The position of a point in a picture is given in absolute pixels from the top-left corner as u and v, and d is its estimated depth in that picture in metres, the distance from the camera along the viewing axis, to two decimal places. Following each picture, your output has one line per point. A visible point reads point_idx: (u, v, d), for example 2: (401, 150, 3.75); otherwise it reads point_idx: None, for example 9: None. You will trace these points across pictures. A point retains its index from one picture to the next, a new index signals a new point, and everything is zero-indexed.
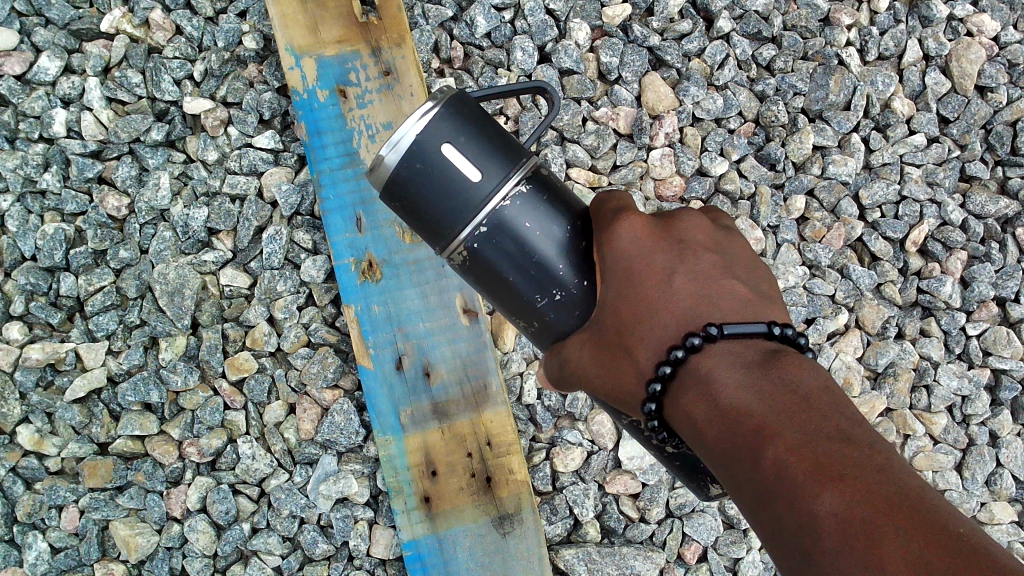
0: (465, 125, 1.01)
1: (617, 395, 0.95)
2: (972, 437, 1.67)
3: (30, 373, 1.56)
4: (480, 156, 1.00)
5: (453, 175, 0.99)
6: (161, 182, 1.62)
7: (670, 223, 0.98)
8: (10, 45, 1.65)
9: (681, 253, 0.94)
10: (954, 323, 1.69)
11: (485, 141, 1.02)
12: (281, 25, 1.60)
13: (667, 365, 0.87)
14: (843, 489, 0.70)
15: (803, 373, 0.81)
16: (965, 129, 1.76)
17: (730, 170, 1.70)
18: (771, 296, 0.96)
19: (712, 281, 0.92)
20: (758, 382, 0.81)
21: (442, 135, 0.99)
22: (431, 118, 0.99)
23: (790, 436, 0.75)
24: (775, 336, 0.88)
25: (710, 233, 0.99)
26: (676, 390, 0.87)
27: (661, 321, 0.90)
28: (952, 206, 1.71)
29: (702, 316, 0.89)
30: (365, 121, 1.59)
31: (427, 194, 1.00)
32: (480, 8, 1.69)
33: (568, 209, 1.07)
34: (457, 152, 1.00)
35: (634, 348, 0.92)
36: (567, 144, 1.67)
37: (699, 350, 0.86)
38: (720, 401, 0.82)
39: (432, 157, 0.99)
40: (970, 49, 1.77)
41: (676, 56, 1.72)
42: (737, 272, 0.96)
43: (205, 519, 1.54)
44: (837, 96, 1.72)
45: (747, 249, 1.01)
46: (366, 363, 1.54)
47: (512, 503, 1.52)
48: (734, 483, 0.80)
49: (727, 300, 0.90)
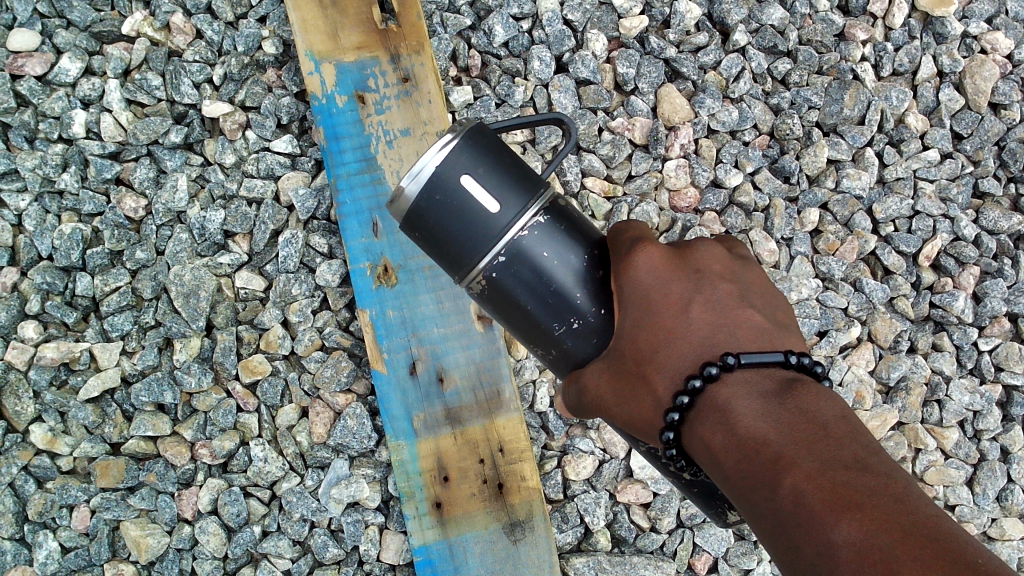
0: (485, 157, 1.02)
1: (635, 424, 0.94)
2: (983, 452, 1.67)
3: (44, 372, 1.56)
4: (499, 188, 1.01)
5: (472, 207, 1.00)
6: (178, 184, 1.63)
7: (686, 252, 0.97)
8: (33, 47, 1.67)
9: (697, 282, 0.94)
10: (966, 338, 1.69)
11: (504, 173, 1.02)
12: (301, 29, 1.60)
13: (685, 396, 0.87)
14: (860, 519, 0.70)
15: (820, 402, 0.81)
16: (978, 145, 1.77)
17: (745, 181, 1.71)
18: (787, 326, 0.95)
19: (728, 310, 0.92)
20: (775, 411, 0.81)
21: (462, 167, 1.00)
22: (450, 150, 1.00)
23: (808, 466, 0.75)
24: (791, 364, 0.87)
25: (725, 261, 0.98)
26: (694, 419, 0.87)
27: (679, 351, 0.90)
28: (965, 222, 1.72)
29: (718, 345, 0.88)
30: (383, 127, 1.60)
31: (446, 225, 1.01)
32: (499, 17, 1.70)
33: (585, 238, 1.07)
34: (477, 184, 1.00)
35: (652, 378, 0.91)
36: (583, 154, 1.68)
37: (717, 380, 0.86)
38: (737, 431, 0.82)
39: (451, 189, 1.00)
40: (984, 66, 1.78)
41: (693, 69, 1.73)
42: (753, 301, 0.95)
43: (215, 521, 1.54)
44: (852, 110, 1.74)
45: (762, 278, 1.00)
46: (380, 367, 1.54)
47: (524, 510, 1.52)
48: (752, 512, 0.80)
49: (744, 329, 0.90)
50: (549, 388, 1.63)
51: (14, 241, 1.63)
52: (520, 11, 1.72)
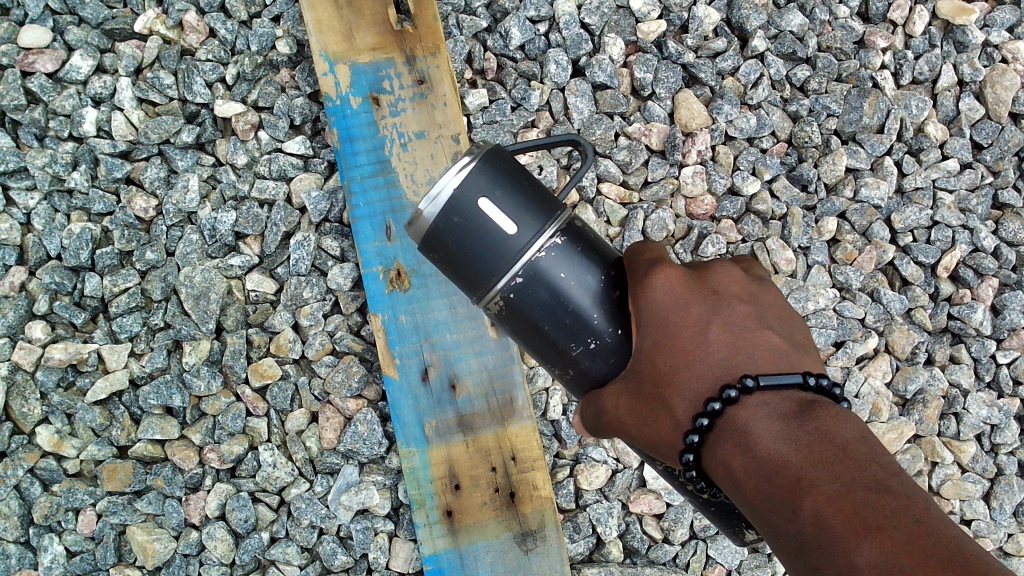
0: (502, 179, 1.00)
1: (654, 446, 0.91)
2: (1000, 466, 1.66)
3: (51, 373, 1.54)
4: (516, 210, 0.99)
5: (489, 230, 0.98)
6: (190, 185, 1.61)
7: (702, 273, 0.94)
8: (44, 44, 1.65)
9: (714, 303, 0.91)
10: (984, 351, 1.67)
11: (521, 195, 1.00)
12: (315, 29, 1.58)
13: (704, 418, 0.84)
14: (882, 540, 0.68)
15: (840, 423, 0.78)
16: (999, 156, 1.75)
17: (762, 189, 1.69)
18: (806, 347, 0.92)
19: (747, 332, 0.89)
20: (795, 433, 0.78)
21: (479, 190, 0.98)
22: (468, 172, 0.98)
23: (828, 487, 0.73)
24: (810, 386, 0.85)
25: (743, 283, 0.95)
26: (714, 441, 0.84)
27: (697, 372, 0.87)
28: (984, 233, 1.70)
29: (738, 367, 0.86)
30: (398, 129, 1.58)
31: (464, 248, 0.99)
32: (516, 20, 1.68)
33: (602, 259, 1.05)
34: (494, 206, 0.98)
35: (670, 399, 0.89)
36: (599, 159, 1.66)
37: (736, 403, 0.83)
38: (758, 452, 0.79)
39: (469, 212, 0.98)
40: (1005, 76, 1.77)
41: (710, 74, 1.71)
42: (771, 322, 0.92)
43: (223, 527, 1.52)
44: (871, 118, 1.72)
45: (781, 299, 0.97)
46: (392, 373, 1.52)
47: (535, 519, 1.50)
48: (774, 533, 0.77)
49: (763, 352, 0.87)
50: (562, 396, 1.61)
51: (23, 240, 1.61)
52: (537, 13, 1.69)
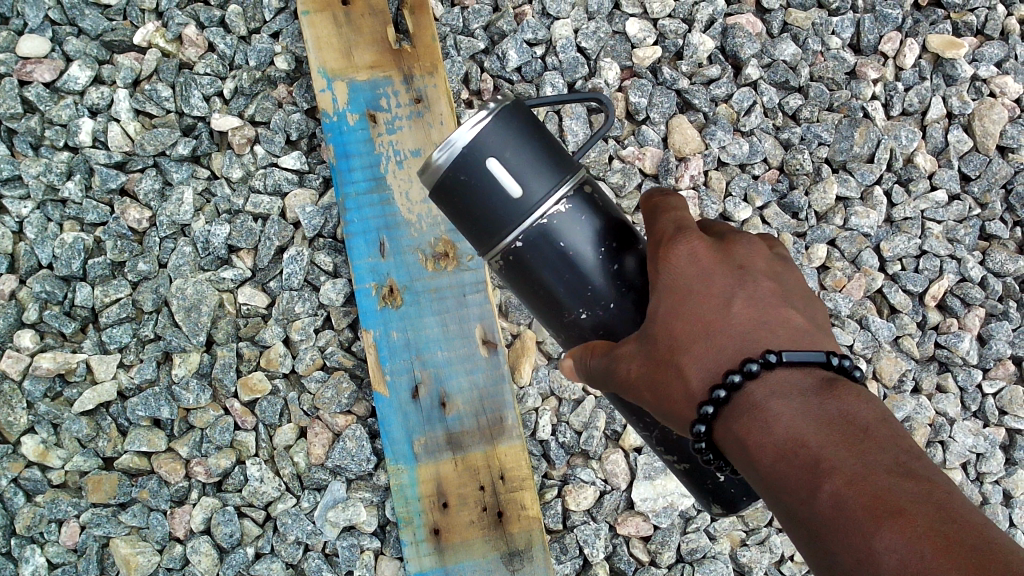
0: (519, 136, 0.97)
1: (664, 416, 0.90)
2: (985, 495, 1.67)
3: (38, 382, 1.53)
4: (529, 171, 0.97)
5: (499, 188, 0.96)
6: (184, 198, 1.62)
7: (728, 245, 0.93)
8: (43, 54, 1.66)
9: (739, 277, 0.90)
10: (971, 380, 1.68)
11: (536, 154, 0.98)
12: (314, 46, 1.60)
13: (722, 390, 0.83)
14: (904, 525, 0.67)
15: (860, 404, 0.77)
16: (986, 188, 1.78)
17: (753, 216, 1.71)
18: (827, 328, 0.91)
19: (767, 307, 0.88)
20: (815, 412, 0.78)
21: (495, 146, 0.95)
22: (485, 127, 0.95)
23: (848, 470, 0.72)
24: (831, 365, 0.84)
25: (767, 259, 0.94)
26: (730, 414, 0.83)
27: (717, 344, 0.86)
28: (972, 263, 1.72)
29: (758, 342, 0.85)
30: (394, 147, 1.59)
31: (472, 202, 0.98)
32: (513, 42, 1.71)
33: (609, 226, 1.04)
34: (508, 165, 0.96)
35: (685, 368, 0.87)
36: (592, 182, 1.68)
37: (756, 377, 0.82)
38: (776, 430, 0.78)
39: (482, 169, 0.96)
40: (992, 109, 1.79)
41: (704, 101, 1.72)
42: (793, 299, 0.91)
43: (208, 541, 1.51)
44: (861, 148, 1.74)
45: (797, 278, 0.96)
46: (382, 390, 1.52)
47: (523, 540, 1.49)
48: (789, 513, 0.77)
49: (785, 328, 0.86)
50: (551, 416, 1.61)
51: (14, 249, 1.61)
52: (534, 36, 1.72)
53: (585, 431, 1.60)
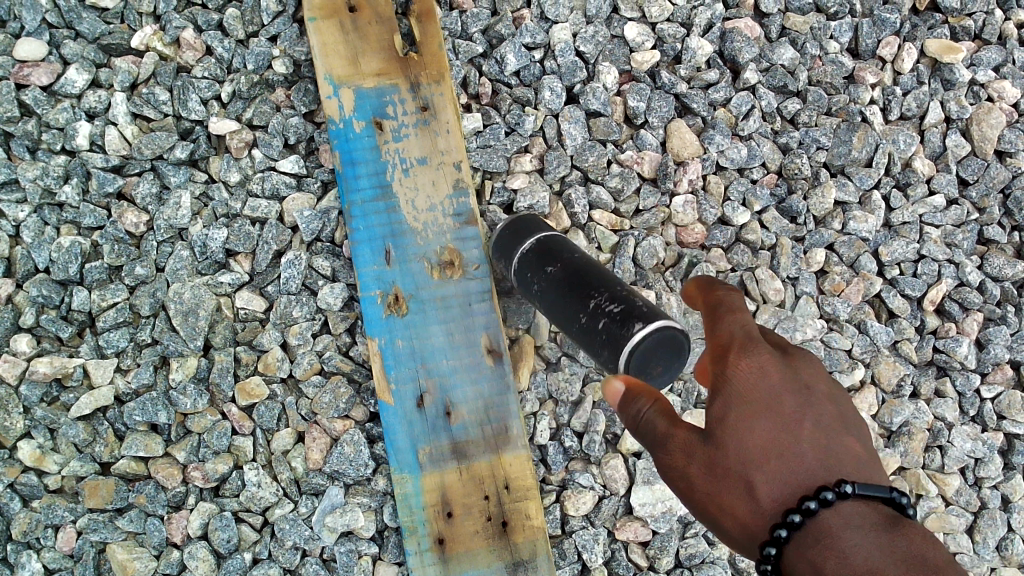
0: (526, 224, 1.50)
1: (744, 535, 0.96)
2: (984, 500, 1.66)
3: (35, 388, 1.53)
4: (522, 235, 1.49)
5: (508, 246, 1.50)
6: (181, 202, 1.61)
7: (792, 356, 1.03)
8: (40, 57, 1.66)
9: (807, 396, 1.00)
10: (969, 385, 1.68)
11: (531, 231, 1.48)
12: (321, 53, 1.61)
13: (797, 515, 0.91)
14: None
15: (929, 545, 0.87)
16: (983, 192, 1.78)
17: (752, 220, 1.71)
18: (878, 459, 1.01)
19: (833, 434, 0.98)
20: (883, 544, 0.87)
21: (512, 229, 1.50)
22: (508, 224, 1.53)
23: None
24: (897, 501, 0.92)
25: (829, 384, 1.04)
26: (797, 543, 0.91)
27: (789, 468, 0.95)
28: (969, 268, 1.72)
29: (829, 473, 0.94)
30: (400, 154, 1.60)
31: (493, 253, 1.54)
32: (511, 46, 1.70)
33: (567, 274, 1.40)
34: (515, 234, 1.48)
35: (758, 487, 0.95)
36: (590, 186, 1.69)
37: (831, 505, 0.90)
38: (850, 561, 0.87)
39: (504, 236, 1.51)
40: (990, 114, 1.80)
41: (702, 105, 1.73)
42: (855, 435, 1.00)
43: (205, 547, 1.51)
44: (860, 152, 1.74)
45: (852, 406, 1.06)
46: (387, 398, 1.51)
47: (527, 550, 1.49)
48: None
49: (852, 459, 0.96)
50: (551, 420, 1.60)
51: (11, 253, 1.60)
52: (533, 40, 1.72)
53: (586, 436, 1.59)
